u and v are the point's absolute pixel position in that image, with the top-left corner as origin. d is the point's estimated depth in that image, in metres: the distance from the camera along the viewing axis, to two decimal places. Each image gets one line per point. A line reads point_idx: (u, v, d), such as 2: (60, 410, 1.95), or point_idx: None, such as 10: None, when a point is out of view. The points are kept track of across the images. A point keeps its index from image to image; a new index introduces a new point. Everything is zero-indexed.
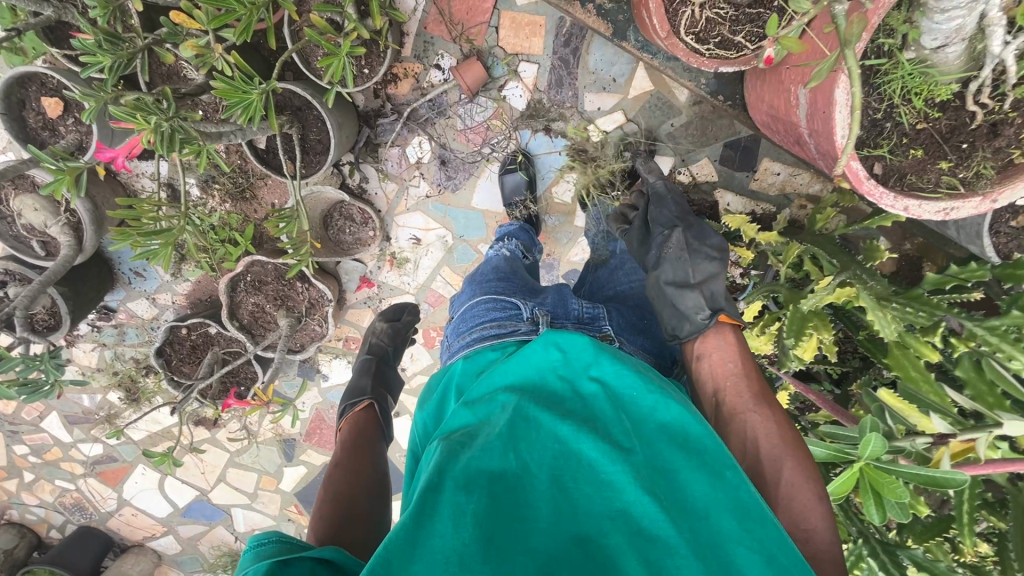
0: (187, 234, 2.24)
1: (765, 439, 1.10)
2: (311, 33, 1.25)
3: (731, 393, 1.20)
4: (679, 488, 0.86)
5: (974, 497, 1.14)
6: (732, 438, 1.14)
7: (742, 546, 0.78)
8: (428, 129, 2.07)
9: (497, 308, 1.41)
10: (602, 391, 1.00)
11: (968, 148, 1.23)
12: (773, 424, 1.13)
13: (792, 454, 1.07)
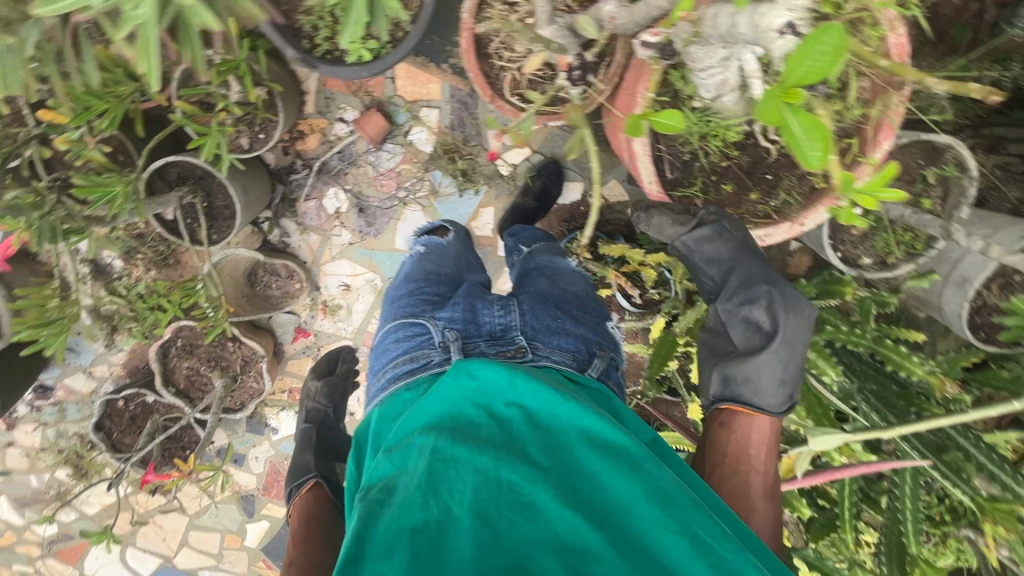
0: (116, 305, 2.23)
1: (758, 518, 1.09)
2: (181, 117, 1.39)
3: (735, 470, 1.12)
4: (603, 492, 0.79)
5: (850, 490, 1.24)
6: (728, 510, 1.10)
7: (667, 532, 0.74)
8: (341, 179, 2.11)
9: (405, 338, 1.22)
10: (516, 408, 0.87)
11: (772, 179, 1.35)
12: (767, 504, 1.11)
13: (772, 542, 1.08)
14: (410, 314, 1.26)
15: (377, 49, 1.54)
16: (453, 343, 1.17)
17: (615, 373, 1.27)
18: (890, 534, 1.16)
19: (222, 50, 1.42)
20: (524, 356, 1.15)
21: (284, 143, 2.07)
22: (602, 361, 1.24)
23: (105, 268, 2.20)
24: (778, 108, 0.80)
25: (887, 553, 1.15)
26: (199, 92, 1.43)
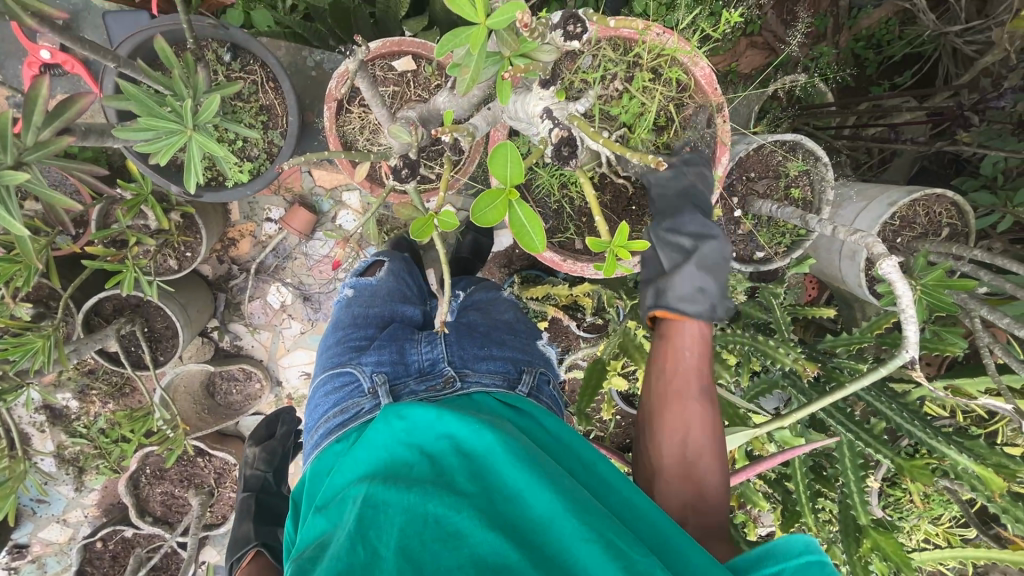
0: (77, 446, 2.19)
1: (698, 440, 0.83)
2: (95, 263, 1.44)
3: (675, 376, 0.86)
4: (535, 518, 0.70)
5: (803, 474, 1.26)
6: (664, 430, 0.84)
7: (588, 545, 0.67)
8: (280, 275, 2.14)
9: (332, 391, 1.12)
10: (451, 442, 0.80)
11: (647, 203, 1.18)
12: (711, 424, 0.85)
13: (716, 470, 0.83)
14: (336, 364, 1.17)
15: (261, 167, 1.18)
16: (380, 388, 1.08)
17: (546, 386, 1.20)
18: (842, 509, 1.20)
19: (124, 188, 1.46)
20: (455, 386, 1.07)
21: (217, 252, 2.10)
22: (531, 375, 1.16)
23: (60, 412, 2.16)
24: (497, 189, 0.63)
25: (843, 528, 1.19)
26: (111, 233, 1.48)
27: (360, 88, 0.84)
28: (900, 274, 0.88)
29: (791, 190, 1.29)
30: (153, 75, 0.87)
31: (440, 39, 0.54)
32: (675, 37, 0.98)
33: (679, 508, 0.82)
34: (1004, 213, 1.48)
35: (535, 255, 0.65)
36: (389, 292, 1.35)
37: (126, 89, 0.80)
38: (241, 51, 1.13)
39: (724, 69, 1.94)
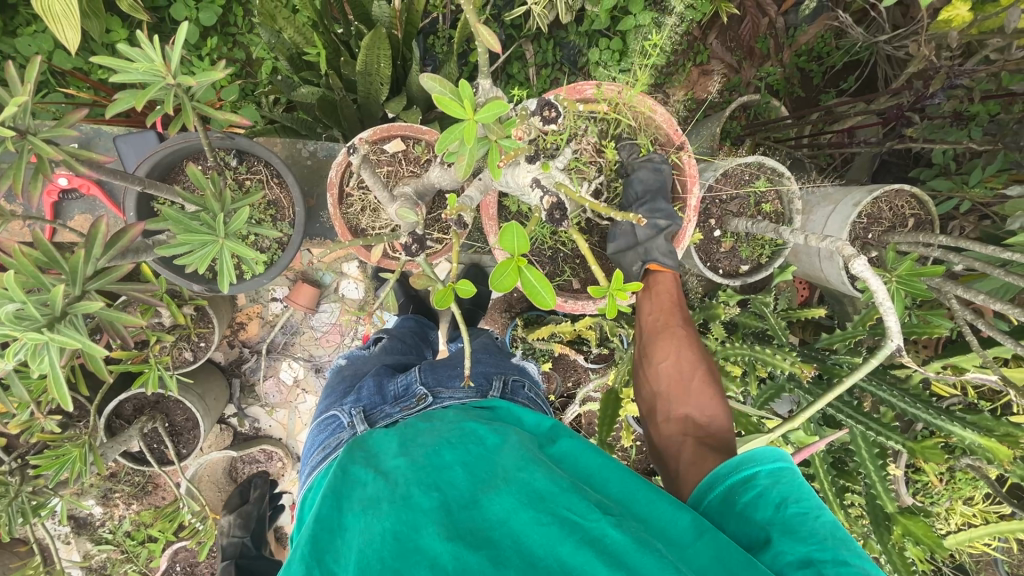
0: (105, 553, 2.17)
1: (689, 361, 1.02)
2: (118, 365, 1.47)
3: (662, 316, 1.10)
4: (488, 515, 0.75)
5: (825, 470, 1.30)
6: (660, 357, 1.04)
7: (544, 527, 0.72)
8: (290, 350, 2.19)
9: (319, 433, 1.19)
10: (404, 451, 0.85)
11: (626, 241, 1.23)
12: (698, 351, 1.04)
13: (708, 385, 0.98)
14: (323, 410, 1.25)
15: (274, 255, 1.26)
16: (358, 419, 1.14)
17: (521, 391, 1.29)
18: (868, 500, 1.23)
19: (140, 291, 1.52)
20: (427, 402, 1.14)
21: (227, 338, 2.14)
22: (501, 383, 1.25)
23: (85, 520, 2.14)
24: (507, 258, 0.71)
25: (872, 518, 1.23)
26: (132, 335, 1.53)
27: (363, 178, 0.95)
28: (872, 271, 0.97)
29: (762, 206, 1.40)
30: (187, 194, 0.96)
31: (439, 136, 0.64)
32: (633, 92, 1.09)
33: (680, 422, 0.95)
34: (962, 196, 1.59)
35: (548, 309, 0.74)
36: (378, 355, 1.52)
37: (167, 212, 0.88)
38: (246, 155, 1.24)
39: (682, 99, 2.08)
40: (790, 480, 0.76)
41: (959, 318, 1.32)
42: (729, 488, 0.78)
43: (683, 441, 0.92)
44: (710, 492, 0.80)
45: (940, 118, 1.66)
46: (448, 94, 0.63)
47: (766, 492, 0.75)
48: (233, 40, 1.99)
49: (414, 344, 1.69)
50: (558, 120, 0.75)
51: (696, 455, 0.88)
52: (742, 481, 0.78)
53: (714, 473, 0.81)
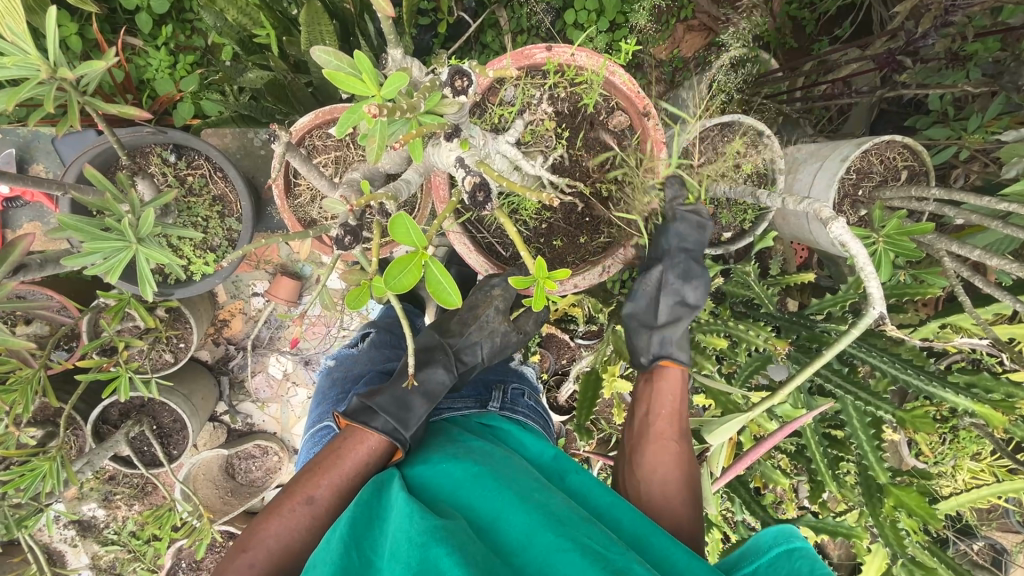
0: (113, 553, 2.18)
1: (672, 479, 0.96)
2: (89, 375, 1.44)
3: (656, 424, 1.01)
4: (505, 531, 0.81)
5: (816, 443, 1.26)
6: (645, 471, 0.97)
7: (563, 549, 0.74)
8: (277, 345, 2.14)
9: (314, 444, 1.26)
10: (446, 468, 0.94)
11: (592, 218, 1.15)
12: (686, 467, 0.98)
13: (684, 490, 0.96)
14: (318, 420, 1.33)
15: (225, 253, 1.22)
16: None
17: (521, 399, 1.31)
18: (860, 471, 1.19)
19: (105, 296, 1.46)
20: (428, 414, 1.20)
21: (211, 336, 2.10)
22: (501, 393, 1.29)
23: (89, 523, 2.14)
24: (405, 253, 0.66)
25: (864, 490, 1.19)
26: (100, 342, 1.49)
27: (295, 165, 0.91)
28: (852, 234, 0.90)
29: (743, 166, 1.32)
30: (90, 200, 0.91)
31: (339, 118, 0.58)
32: (587, 55, 1.01)
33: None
34: (961, 144, 1.49)
35: (453, 309, 0.68)
36: (368, 355, 1.50)
37: (64, 221, 0.84)
38: (184, 150, 1.19)
39: (668, 57, 1.95)
40: (790, 565, 0.75)
41: (954, 275, 1.24)
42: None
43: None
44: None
45: (935, 60, 1.54)
46: (344, 68, 0.57)
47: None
48: (191, 27, 1.83)
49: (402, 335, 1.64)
50: (473, 89, 0.65)
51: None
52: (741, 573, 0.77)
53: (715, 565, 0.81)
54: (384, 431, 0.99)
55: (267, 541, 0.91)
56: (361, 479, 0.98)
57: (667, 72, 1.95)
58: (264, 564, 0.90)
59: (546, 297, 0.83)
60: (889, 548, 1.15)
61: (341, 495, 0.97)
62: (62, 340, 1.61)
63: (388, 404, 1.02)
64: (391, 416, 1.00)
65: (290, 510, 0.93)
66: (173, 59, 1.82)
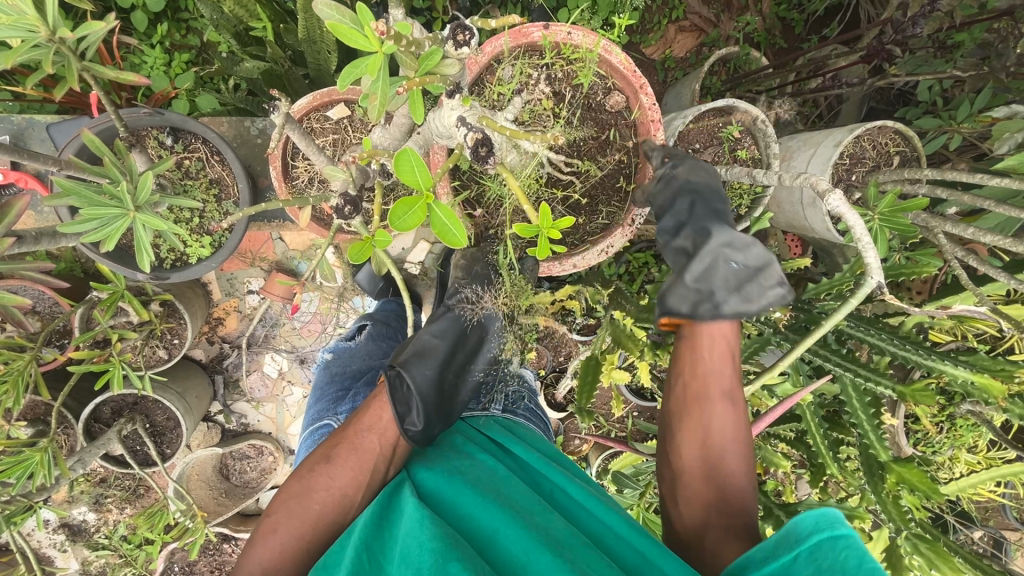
0: (102, 560, 2.11)
1: (719, 439, 0.86)
2: (81, 368, 1.42)
3: (694, 376, 0.90)
4: (503, 550, 0.80)
5: (819, 425, 1.25)
6: (685, 436, 0.89)
7: (562, 569, 0.73)
8: (272, 343, 2.11)
9: (312, 441, 1.28)
10: (449, 484, 0.93)
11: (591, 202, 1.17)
12: (739, 430, 0.87)
13: (736, 467, 0.86)
14: (316, 419, 1.34)
15: (222, 237, 1.23)
16: None
17: (521, 402, 1.32)
18: (862, 450, 1.20)
19: (98, 289, 1.44)
20: None
21: (205, 335, 2.07)
22: (501, 396, 1.31)
23: (79, 527, 2.09)
24: (412, 195, 0.66)
25: (866, 469, 1.19)
26: (93, 334, 1.47)
27: (293, 140, 0.91)
28: (849, 205, 0.91)
29: (737, 152, 1.34)
30: (90, 168, 0.91)
31: (341, 71, 0.59)
32: (583, 34, 1.02)
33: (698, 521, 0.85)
34: (951, 132, 1.50)
35: (460, 248, 0.71)
36: (365, 348, 1.51)
37: (63, 185, 0.83)
38: (181, 133, 1.19)
39: (661, 57, 1.95)
40: (835, 559, 0.64)
41: (949, 255, 1.25)
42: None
43: (705, 532, 0.84)
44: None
45: (923, 50, 1.57)
46: (347, 22, 0.58)
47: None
48: (186, 26, 1.82)
49: (400, 328, 1.64)
50: (474, 42, 0.70)
51: (716, 551, 0.81)
52: (780, 568, 0.67)
53: (745, 558, 0.70)
54: (392, 379, 1.08)
55: (288, 503, 0.92)
56: (375, 432, 1.02)
57: (661, 72, 1.96)
58: (286, 526, 0.89)
59: (550, 245, 0.90)
60: (893, 524, 1.14)
61: (359, 448, 0.99)
62: (52, 335, 1.58)
63: (402, 361, 1.12)
64: (416, 382, 1.09)
65: (310, 470, 0.97)
66: (168, 57, 1.80)
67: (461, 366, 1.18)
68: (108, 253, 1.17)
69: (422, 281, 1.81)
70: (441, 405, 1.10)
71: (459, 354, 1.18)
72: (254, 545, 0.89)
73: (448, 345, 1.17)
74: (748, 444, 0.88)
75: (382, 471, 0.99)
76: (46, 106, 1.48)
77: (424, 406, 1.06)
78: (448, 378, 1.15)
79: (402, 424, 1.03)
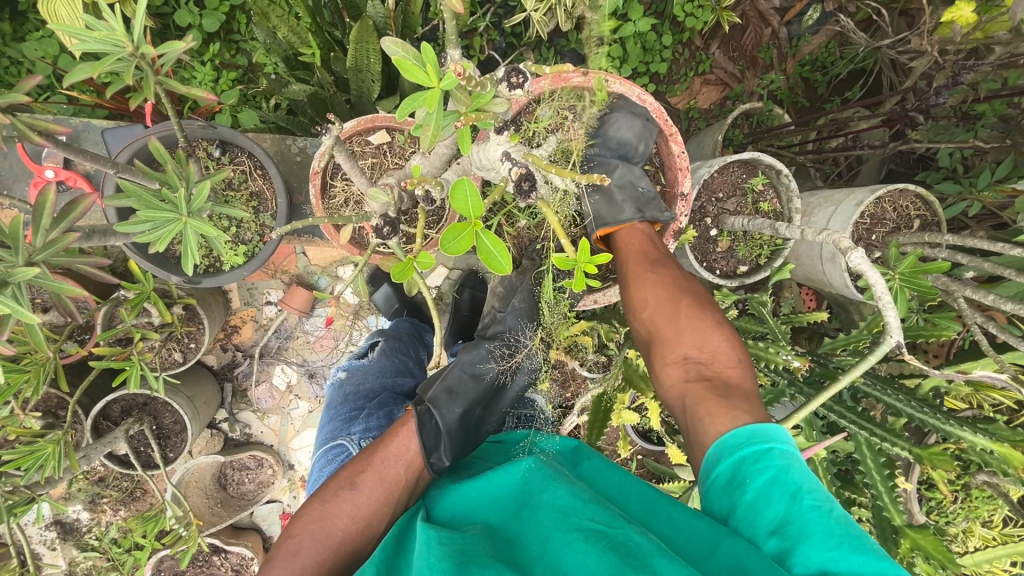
0: (89, 562, 2.08)
1: (668, 301, 1.00)
2: (101, 364, 1.44)
3: (632, 265, 1.08)
4: (522, 543, 0.83)
5: (831, 483, 1.23)
6: (638, 302, 1.03)
7: (573, 543, 0.75)
8: (284, 355, 2.13)
9: (327, 462, 1.29)
10: (462, 504, 0.96)
11: None
12: (672, 281, 1.03)
13: (698, 318, 0.96)
14: (330, 438, 1.35)
15: (256, 248, 1.27)
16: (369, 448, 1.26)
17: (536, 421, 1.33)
18: (876, 512, 1.17)
19: (128, 288, 1.47)
20: None
21: (219, 342, 2.09)
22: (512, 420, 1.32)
23: (71, 526, 2.06)
24: (461, 222, 0.70)
25: (880, 532, 1.17)
26: (116, 332, 1.50)
27: (339, 161, 0.96)
28: (871, 264, 0.93)
29: (760, 205, 1.37)
30: (152, 172, 0.96)
31: (401, 103, 0.64)
32: (621, 83, 1.13)
33: (679, 365, 0.93)
34: (971, 199, 1.53)
35: (503, 275, 0.72)
36: (378, 365, 1.53)
37: (126, 188, 0.88)
38: (229, 146, 1.25)
39: (685, 107, 2.01)
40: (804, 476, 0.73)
41: (968, 320, 1.26)
42: (739, 461, 0.76)
43: (689, 387, 0.90)
44: (716, 467, 0.78)
45: (945, 119, 1.62)
46: (410, 58, 0.64)
47: (781, 479, 0.72)
48: (236, 47, 1.91)
49: (412, 344, 1.67)
50: (524, 85, 0.79)
51: (700, 398, 0.87)
52: (756, 457, 0.75)
53: (724, 443, 0.79)
54: (423, 415, 1.09)
55: (310, 528, 0.96)
56: (402, 463, 1.04)
57: (684, 121, 2.02)
58: (311, 547, 0.93)
59: (586, 280, 0.91)
60: None
61: (383, 479, 1.01)
62: (75, 330, 1.61)
63: (432, 397, 1.14)
64: (443, 418, 1.11)
65: (332, 496, 0.99)
66: (217, 75, 1.89)
67: (491, 400, 1.21)
68: (148, 252, 1.21)
69: (438, 306, 1.83)
70: (468, 438, 1.14)
71: (491, 389, 1.20)
72: (277, 567, 0.92)
73: (478, 378, 1.19)
74: (694, 289, 1.02)
75: (404, 502, 1.02)
76: (98, 110, 1.55)
77: (454, 446, 1.09)
78: (478, 412, 1.17)
79: (429, 457, 1.05)
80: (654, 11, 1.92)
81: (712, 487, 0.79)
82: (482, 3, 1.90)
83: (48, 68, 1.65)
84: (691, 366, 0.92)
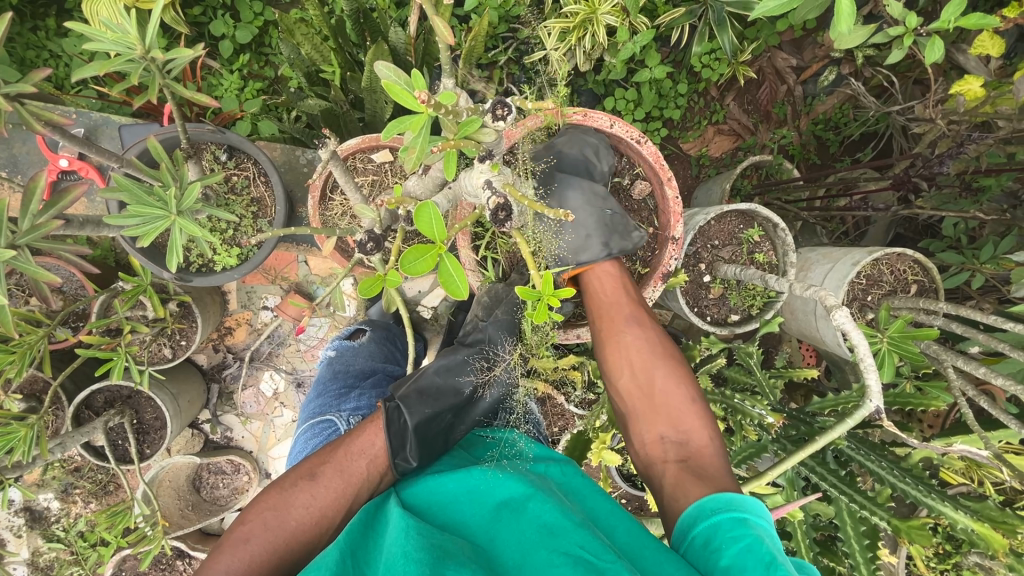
0: (53, 553, 2.04)
1: (643, 369, 1.05)
2: (87, 351, 1.45)
3: (607, 321, 1.13)
4: (500, 554, 0.82)
5: (808, 547, 1.19)
6: (615, 367, 1.07)
7: (556, 563, 0.75)
8: (274, 361, 2.13)
9: (312, 436, 1.29)
10: (442, 500, 0.96)
11: None
12: (651, 347, 1.08)
13: (674, 394, 1.02)
14: (317, 413, 1.35)
15: (249, 251, 1.29)
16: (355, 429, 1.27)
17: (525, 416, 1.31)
18: None
19: (126, 280, 1.49)
20: None
21: (212, 342, 2.10)
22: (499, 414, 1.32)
23: (40, 514, 2.03)
24: (426, 244, 0.71)
25: None
26: (107, 322, 1.51)
27: (334, 174, 0.97)
28: (855, 324, 0.92)
29: (755, 255, 1.37)
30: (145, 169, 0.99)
31: (387, 124, 0.67)
32: (621, 124, 1.22)
33: (654, 442, 0.98)
34: (973, 271, 1.51)
35: (459, 299, 0.73)
36: (368, 350, 1.53)
37: (120, 181, 0.90)
38: (237, 151, 1.29)
39: (696, 153, 2.03)
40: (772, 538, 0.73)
41: (958, 391, 1.24)
42: (715, 526, 0.77)
43: (665, 466, 0.95)
44: (693, 527, 0.80)
45: (950, 188, 1.63)
46: (400, 84, 0.67)
47: (754, 544, 0.72)
48: (265, 59, 1.98)
49: (399, 336, 1.66)
50: (510, 118, 0.78)
51: (678, 479, 0.91)
52: (731, 524, 0.76)
53: (703, 506, 0.81)
54: (391, 411, 1.10)
55: (265, 515, 0.95)
56: (365, 458, 1.04)
57: (694, 167, 2.03)
58: (262, 536, 0.92)
59: (549, 311, 0.92)
60: None
61: (344, 472, 1.01)
62: (69, 317, 1.63)
63: (404, 394, 1.14)
64: (409, 416, 1.10)
65: (292, 485, 0.99)
66: (243, 83, 1.95)
67: (464, 408, 1.19)
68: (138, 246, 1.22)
69: (430, 326, 1.84)
70: (435, 440, 1.10)
71: (465, 396, 1.19)
72: (227, 551, 0.91)
73: (453, 384, 1.19)
74: (670, 350, 1.09)
75: (364, 497, 1.01)
76: (124, 107, 1.61)
77: (420, 444, 1.06)
78: (448, 418, 1.15)
79: (394, 457, 1.03)
80: (671, 59, 1.96)
81: (688, 549, 0.80)
82: (505, 38, 1.96)
83: (83, 63, 1.73)
84: (672, 441, 0.97)
